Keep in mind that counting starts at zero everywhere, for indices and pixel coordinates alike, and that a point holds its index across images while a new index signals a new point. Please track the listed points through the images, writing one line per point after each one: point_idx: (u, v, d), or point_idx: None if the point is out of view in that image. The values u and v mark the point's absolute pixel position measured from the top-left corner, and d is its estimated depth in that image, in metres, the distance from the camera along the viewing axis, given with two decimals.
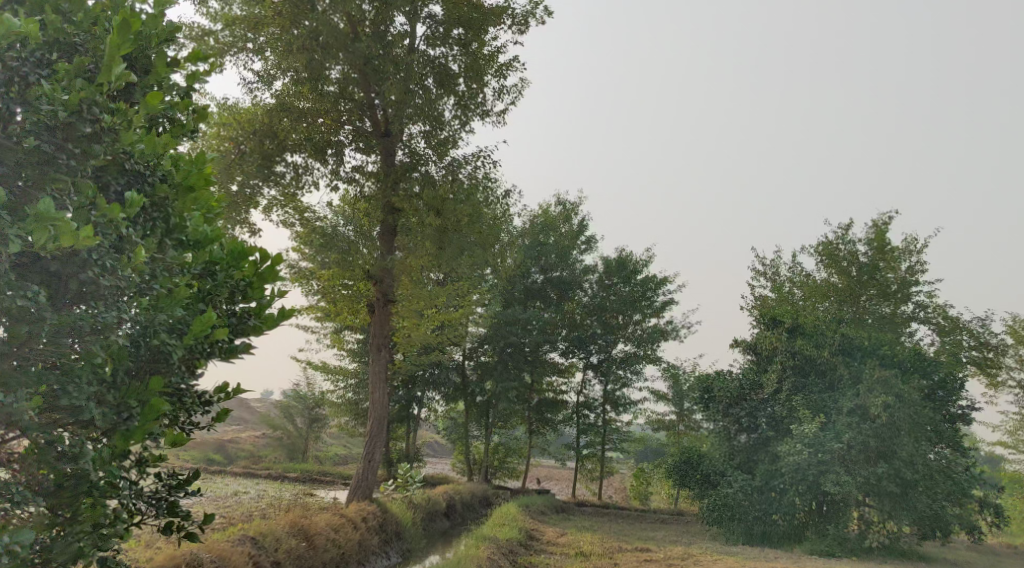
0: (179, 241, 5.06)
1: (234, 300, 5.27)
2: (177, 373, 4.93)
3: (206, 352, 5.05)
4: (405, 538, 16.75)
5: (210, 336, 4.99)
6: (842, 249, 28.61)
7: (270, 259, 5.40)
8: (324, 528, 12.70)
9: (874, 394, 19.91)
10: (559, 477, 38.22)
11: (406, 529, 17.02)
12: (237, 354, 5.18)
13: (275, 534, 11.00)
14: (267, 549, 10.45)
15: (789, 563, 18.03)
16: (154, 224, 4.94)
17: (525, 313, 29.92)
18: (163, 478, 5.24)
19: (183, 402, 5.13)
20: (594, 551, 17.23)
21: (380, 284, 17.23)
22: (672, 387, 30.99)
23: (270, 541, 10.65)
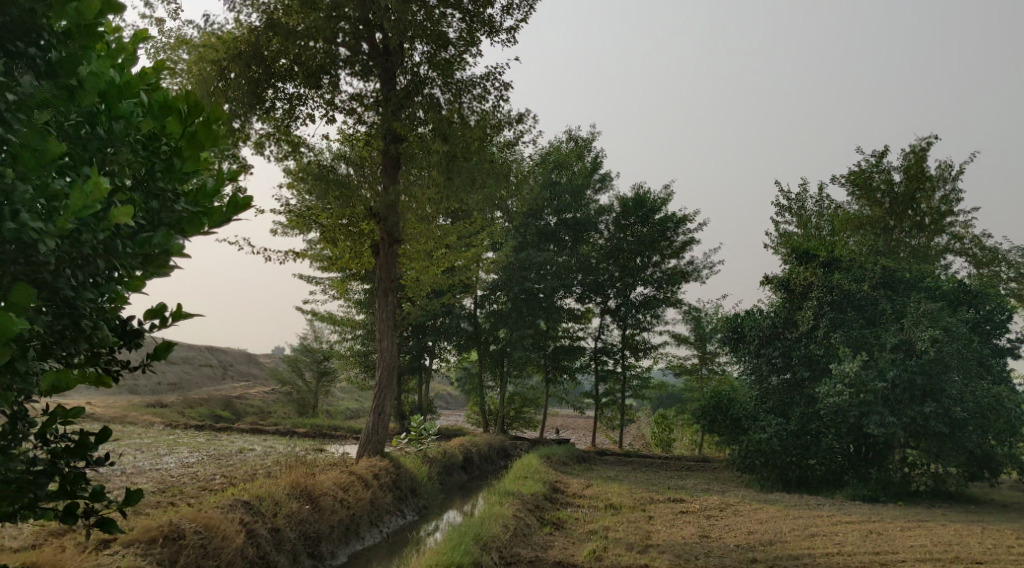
0: (66, 89, 4.00)
1: (155, 178, 4.26)
2: (64, 278, 3.95)
3: (105, 246, 4.01)
4: (421, 495, 15.57)
5: (104, 223, 3.92)
6: (876, 179, 26.89)
7: (213, 122, 4.34)
8: (331, 487, 11.45)
9: (921, 329, 18.42)
10: (578, 427, 37.03)
11: (421, 484, 15.83)
12: (150, 247, 4.17)
13: (279, 498, 9.75)
14: (264, 515, 9.19)
15: (832, 509, 16.84)
16: (30, 61, 3.91)
17: (541, 256, 28.65)
18: (52, 444, 4.30)
19: (81, 322, 4.12)
20: (624, 503, 16.01)
21: (384, 224, 15.65)
22: (694, 330, 29.67)
23: (268, 505, 9.40)
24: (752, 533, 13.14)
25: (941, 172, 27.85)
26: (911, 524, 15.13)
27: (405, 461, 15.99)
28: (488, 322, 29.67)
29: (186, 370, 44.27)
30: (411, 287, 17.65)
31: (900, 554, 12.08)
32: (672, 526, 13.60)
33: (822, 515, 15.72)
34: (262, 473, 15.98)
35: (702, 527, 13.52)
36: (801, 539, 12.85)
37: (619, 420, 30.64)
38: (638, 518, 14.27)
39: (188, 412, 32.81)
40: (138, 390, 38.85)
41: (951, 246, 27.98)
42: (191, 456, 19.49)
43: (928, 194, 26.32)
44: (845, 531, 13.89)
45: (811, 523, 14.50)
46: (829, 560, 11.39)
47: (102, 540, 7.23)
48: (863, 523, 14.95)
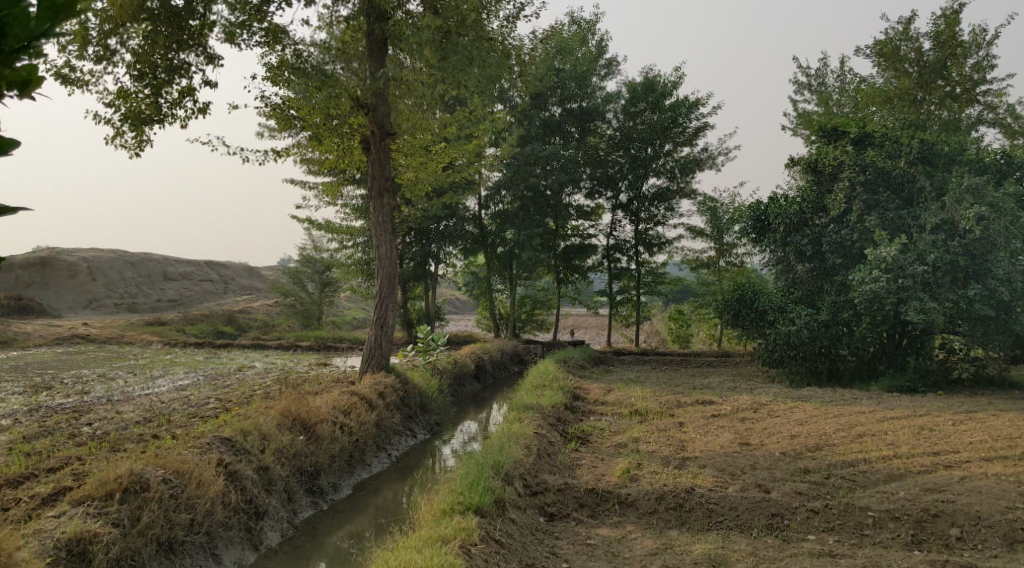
0: None
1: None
2: None
3: None
4: (432, 409, 14.56)
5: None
6: (905, 48, 24.45)
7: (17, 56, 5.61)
8: (330, 412, 10.67)
9: (966, 206, 16.83)
10: (591, 326, 36.00)
11: (432, 400, 14.72)
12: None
13: (269, 432, 9.60)
14: (249, 453, 9.21)
15: (871, 404, 15.73)
16: None
17: (547, 150, 26.83)
18: None
19: None
20: (650, 409, 14.88)
21: (374, 114, 14.20)
22: (710, 222, 28.09)
23: (254, 442, 9.37)
24: (795, 437, 12.02)
25: (974, 37, 24.81)
26: (958, 416, 14.10)
27: (413, 376, 14.81)
28: (495, 223, 28.32)
29: (187, 287, 43.23)
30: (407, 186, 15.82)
31: (961, 454, 10.92)
32: (706, 433, 12.42)
33: (860, 409, 14.77)
34: (264, 396, 14.96)
35: (739, 432, 12.36)
36: (849, 441, 11.74)
37: (634, 319, 29.42)
38: (668, 426, 13.16)
39: (190, 329, 31.92)
40: (140, 308, 38.01)
41: (984, 118, 25.44)
42: (188, 378, 18.47)
43: (960, 61, 24.02)
44: (891, 428, 12.82)
45: (852, 421, 13.51)
46: (888, 466, 10.20)
47: (67, 495, 7.72)
48: (905, 416, 13.96)
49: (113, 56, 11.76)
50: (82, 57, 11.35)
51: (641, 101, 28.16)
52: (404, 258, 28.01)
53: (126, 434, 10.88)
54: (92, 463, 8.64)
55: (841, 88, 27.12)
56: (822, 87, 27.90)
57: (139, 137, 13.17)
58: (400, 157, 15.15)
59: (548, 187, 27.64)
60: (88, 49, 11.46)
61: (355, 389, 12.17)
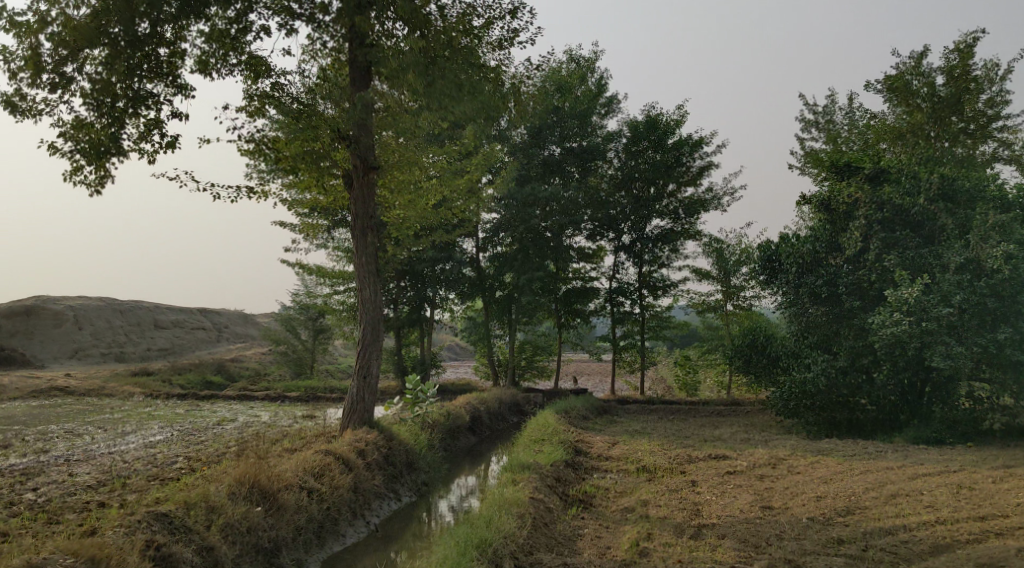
0: None
1: None
2: None
3: None
4: (419, 467, 13.37)
5: None
6: (916, 83, 23.75)
7: None
8: (295, 481, 9.78)
9: (992, 244, 15.77)
10: (594, 373, 34.72)
11: (419, 457, 13.51)
12: None
13: (218, 505, 8.79)
14: (189, 532, 8.41)
15: (897, 459, 14.47)
16: None
17: (546, 190, 25.96)
18: None
19: None
20: (659, 466, 13.62)
21: (357, 147, 13.39)
22: (716, 264, 27.06)
23: (198, 518, 8.57)
24: (820, 499, 10.86)
25: (987, 71, 24.01)
26: (995, 472, 12.86)
27: (400, 431, 13.65)
28: (493, 266, 27.38)
29: (179, 335, 42.20)
30: (393, 226, 14.81)
31: (1011, 519, 9.67)
32: (722, 495, 11.20)
33: (885, 464, 13.56)
34: (238, 454, 13.81)
35: (759, 494, 11.15)
36: (883, 503, 10.55)
37: (638, 365, 28.15)
38: (679, 485, 11.95)
39: (178, 378, 30.78)
40: (129, 357, 36.93)
41: (1000, 154, 24.42)
42: (162, 433, 17.31)
43: (974, 96, 23.13)
44: (925, 487, 11.58)
45: (880, 477, 12.31)
46: (931, 534, 9.02)
47: None
48: (936, 472, 12.75)
49: (68, 84, 10.88)
50: (33, 85, 10.46)
51: (643, 140, 27.44)
52: (399, 303, 27.04)
53: (70, 501, 9.74)
54: (18, 539, 7.99)
55: (849, 126, 26.23)
56: (830, 124, 27.05)
57: (101, 173, 12.41)
58: (387, 193, 14.23)
59: (548, 228, 26.75)
60: (41, 76, 10.59)
61: (328, 447, 11.13)
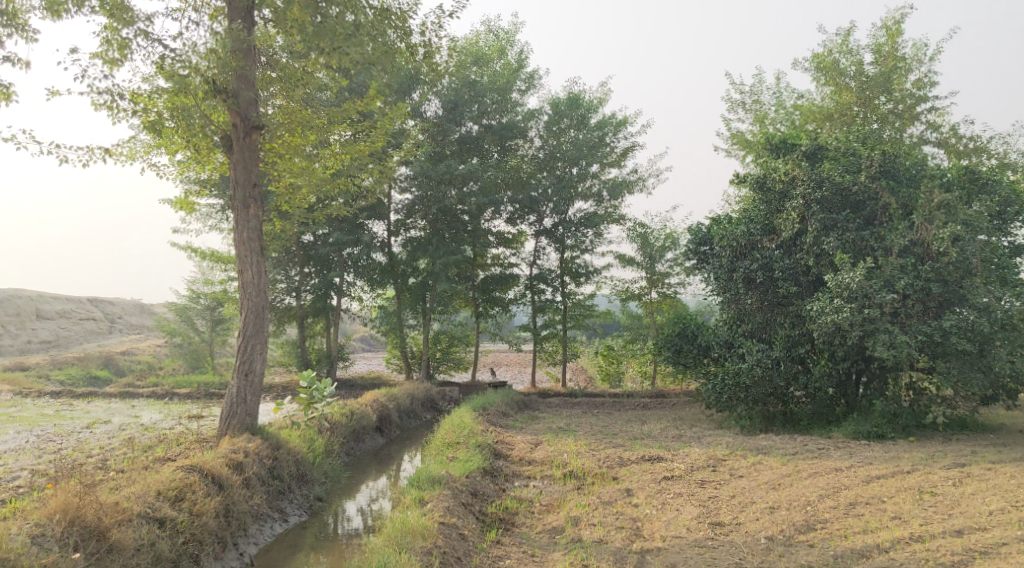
0: None
1: None
2: None
3: None
4: (310, 477, 11.54)
5: None
6: (844, 62, 22.87)
7: None
8: (138, 510, 8.17)
9: (937, 226, 14.95)
10: (513, 364, 33.17)
11: (312, 468, 11.67)
12: None
13: (15, 554, 7.24)
14: None
15: (842, 456, 13.40)
16: None
17: (461, 168, 24.12)
18: None
19: None
20: (590, 471, 12.14)
21: (237, 102, 11.29)
22: (641, 249, 25.82)
23: None
24: (774, 510, 9.54)
25: (915, 51, 23.33)
26: (951, 471, 11.90)
27: (290, 437, 11.75)
28: (406, 251, 25.50)
29: (64, 326, 38.66)
30: (280, 198, 12.76)
31: (992, 532, 8.47)
32: (663, 507, 9.73)
33: (833, 463, 12.43)
34: (97, 468, 11.70)
35: (705, 506, 9.72)
36: (844, 515, 9.28)
37: (560, 356, 26.40)
38: (613, 495, 10.43)
39: (56, 374, 27.76)
40: (3, 351, 33.40)
41: (927, 138, 23.85)
42: (16, 439, 14.88)
43: (903, 76, 22.41)
44: (883, 491, 10.38)
45: (831, 481, 11.08)
46: (911, 560, 7.72)
47: None
48: (889, 473, 11.64)
49: None
50: None
51: (564, 119, 25.99)
52: (302, 291, 24.91)
53: None
54: None
55: (776, 107, 25.24)
56: (757, 105, 26.06)
57: None
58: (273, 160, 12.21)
59: (464, 211, 25.03)
60: None
61: (190, 460, 9.27)
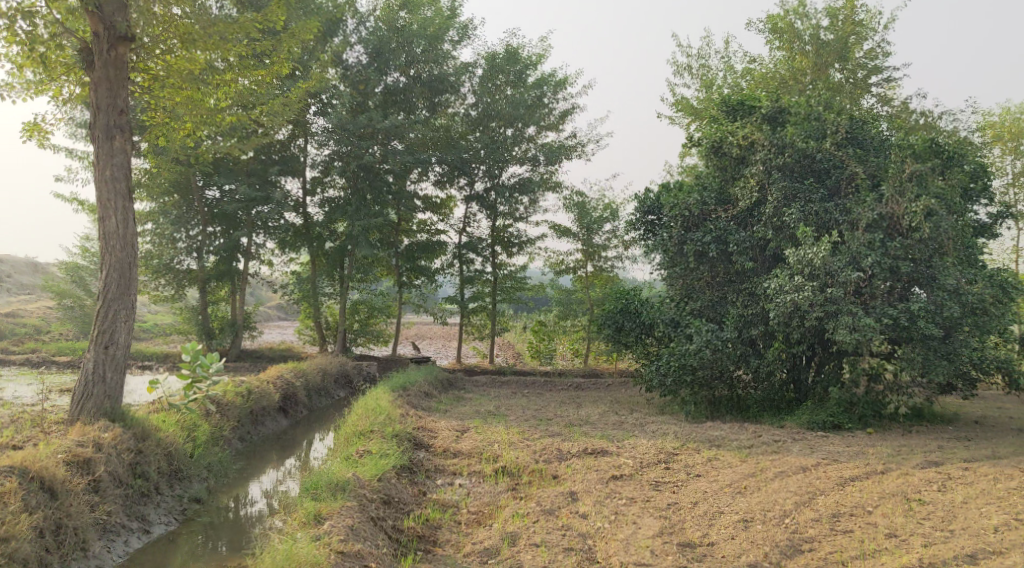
0: None
1: None
2: None
3: None
4: (172, 473, 9.51)
5: None
6: (799, 25, 21.53)
7: None
8: None
9: (909, 199, 13.77)
10: (437, 338, 31.27)
11: (188, 464, 9.78)
12: None
13: None
14: None
15: (803, 452, 12.08)
16: None
17: (385, 122, 21.84)
18: None
19: None
20: (526, 466, 10.44)
21: (99, 8, 9.69)
22: (578, 220, 24.15)
23: None
24: (749, 524, 8.05)
25: (870, 18, 22.16)
26: (926, 471, 10.64)
27: (165, 427, 9.67)
28: (323, 212, 23.22)
29: None
30: (154, 128, 11.35)
31: (1010, 560, 7.14)
32: (618, 519, 8.12)
33: (798, 460, 11.06)
34: None
35: (667, 518, 8.12)
36: (826, 534, 7.77)
37: (488, 330, 24.65)
38: (556, 502, 8.70)
39: None
40: None
41: (877, 111, 22.79)
42: None
43: (859, 43, 21.19)
44: (865, 498, 8.96)
45: (803, 484, 9.61)
46: None
47: None
48: (862, 475, 10.29)
49: None
50: None
51: (499, 75, 23.78)
52: (205, 252, 22.31)
53: None
54: None
55: (725, 72, 23.81)
56: (704, 69, 24.62)
57: None
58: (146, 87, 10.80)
59: (387, 170, 22.80)
60: None
61: (11, 461, 7.72)
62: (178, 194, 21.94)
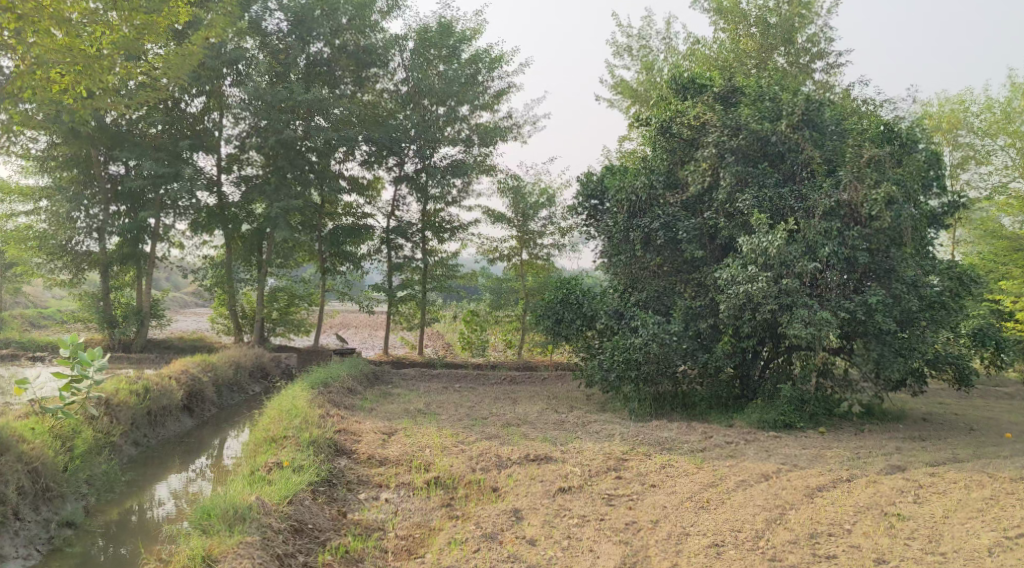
0: None
1: None
2: None
3: None
4: (32, 494, 8.28)
5: None
6: (746, 6, 20.78)
7: None
8: None
9: (868, 186, 13.14)
10: (362, 328, 29.70)
11: (56, 483, 8.63)
12: None
13: None
14: None
15: (760, 456, 11.24)
16: None
17: (308, 94, 20.18)
18: None
19: None
20: (462, 476, 9.26)
21: None
22: (513, 204, 22.99)
23: None
24: (719, 550, 7.34)
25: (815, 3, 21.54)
26: (893, 477, 9.91)
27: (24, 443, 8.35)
28: (239, 192, 21.48)
29: None
30: (22, 77, 12.57)
31: None
32: (575, 544, 7.42)
33: (757, 467, 10.23)
34: None
35: (628, 544, 7.39)
36: (808, 562, 7.16)
37: (417, 320, 23.23)
38: (498, 524, 7.75)
39: None
40: None
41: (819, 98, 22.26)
42: None
43: (804, 27, 20.54)
44: (839, 513, 8.14)
45: (771, 496, 8.73)
46: None
47: None
48: (828, 484, 9.52)
49: None
50: None
51: (432, 50, 22.27)
52: (106, 233, 20.17)
53: None
54: None
55: (665, 54, 22.95)
56: (644, 51, 23.72)
57: None
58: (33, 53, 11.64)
59: (309, 148, 21.17)
60: None
61: None
62: (76, 169, 19.83)
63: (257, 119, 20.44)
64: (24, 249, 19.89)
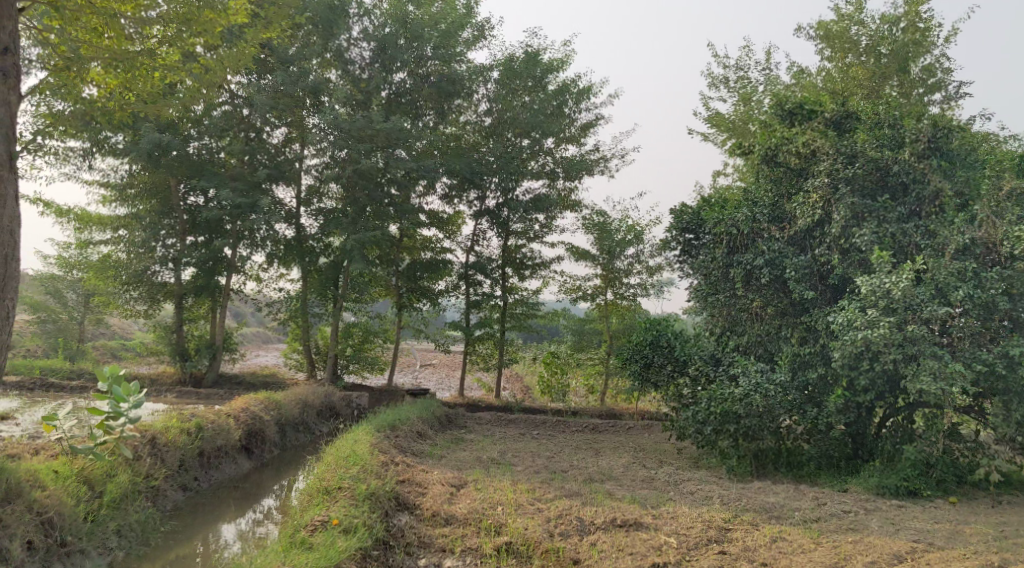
0: None
1: None
2: None
3: None
4: (43, 550, 7.84)
5: None
6: (855, 31, 19.24)
7: None
8: None
9: (1010, 220, 11.45)
10: (439, 367, 28.74)
11: (74, 533, 8.20)
12: None
13: None
14: None
15: (885, 531, 9.60)
16: None
17: (388, 123, 19.59)
18: None
19: None
20: (540, 545, 8.04)
21: None
22: (599, 241, 21.76)
23: None
24: None
25: (934, 29, 19.84)
26: None
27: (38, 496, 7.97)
28: (316, 224, 20.99)
29: None
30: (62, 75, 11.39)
31: None
32: None
33: (888, 545, 8.59)
34: None
35: None
36: None
37: (494, 361, 22.08)
38: None
39: None
40: None
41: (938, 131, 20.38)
42: None
43: (921, 54, 18.86)
44: None
45: None
46: None
47: None
48: None
49: None
50: None
51: (516, 80, 21.46)
52: (182, 264, 19.85)
53: None
54: None
55: (765, 85, 21.52)
56: (742, 82, 22.34)
57: None
58: (81, 61, 11.22)
59: (388, 180, 20.49)
60: None
61: None
62: (154, 200, 19.69)
63: (336, 150, 19.89)
64: (103, 279, 19.79)
